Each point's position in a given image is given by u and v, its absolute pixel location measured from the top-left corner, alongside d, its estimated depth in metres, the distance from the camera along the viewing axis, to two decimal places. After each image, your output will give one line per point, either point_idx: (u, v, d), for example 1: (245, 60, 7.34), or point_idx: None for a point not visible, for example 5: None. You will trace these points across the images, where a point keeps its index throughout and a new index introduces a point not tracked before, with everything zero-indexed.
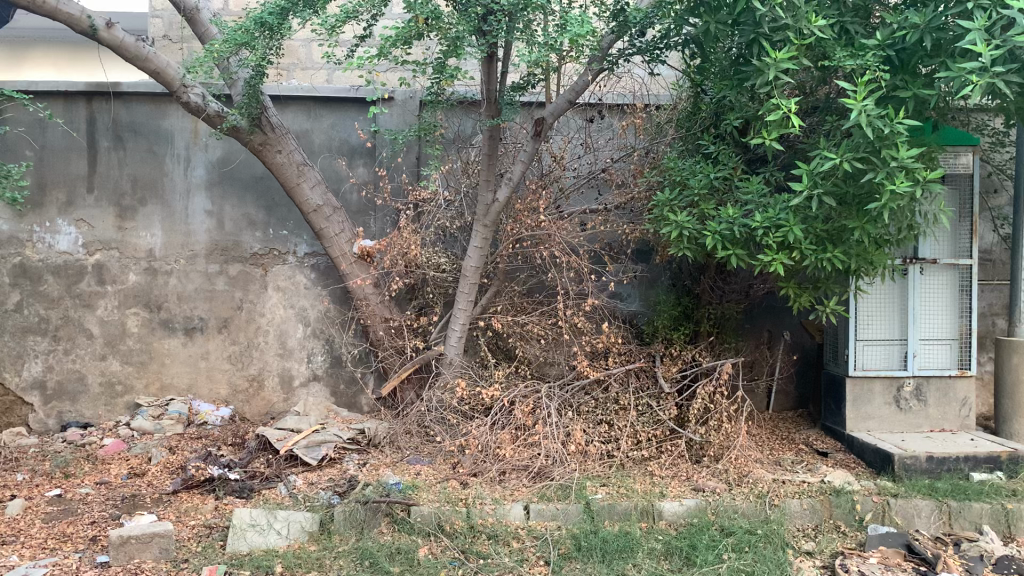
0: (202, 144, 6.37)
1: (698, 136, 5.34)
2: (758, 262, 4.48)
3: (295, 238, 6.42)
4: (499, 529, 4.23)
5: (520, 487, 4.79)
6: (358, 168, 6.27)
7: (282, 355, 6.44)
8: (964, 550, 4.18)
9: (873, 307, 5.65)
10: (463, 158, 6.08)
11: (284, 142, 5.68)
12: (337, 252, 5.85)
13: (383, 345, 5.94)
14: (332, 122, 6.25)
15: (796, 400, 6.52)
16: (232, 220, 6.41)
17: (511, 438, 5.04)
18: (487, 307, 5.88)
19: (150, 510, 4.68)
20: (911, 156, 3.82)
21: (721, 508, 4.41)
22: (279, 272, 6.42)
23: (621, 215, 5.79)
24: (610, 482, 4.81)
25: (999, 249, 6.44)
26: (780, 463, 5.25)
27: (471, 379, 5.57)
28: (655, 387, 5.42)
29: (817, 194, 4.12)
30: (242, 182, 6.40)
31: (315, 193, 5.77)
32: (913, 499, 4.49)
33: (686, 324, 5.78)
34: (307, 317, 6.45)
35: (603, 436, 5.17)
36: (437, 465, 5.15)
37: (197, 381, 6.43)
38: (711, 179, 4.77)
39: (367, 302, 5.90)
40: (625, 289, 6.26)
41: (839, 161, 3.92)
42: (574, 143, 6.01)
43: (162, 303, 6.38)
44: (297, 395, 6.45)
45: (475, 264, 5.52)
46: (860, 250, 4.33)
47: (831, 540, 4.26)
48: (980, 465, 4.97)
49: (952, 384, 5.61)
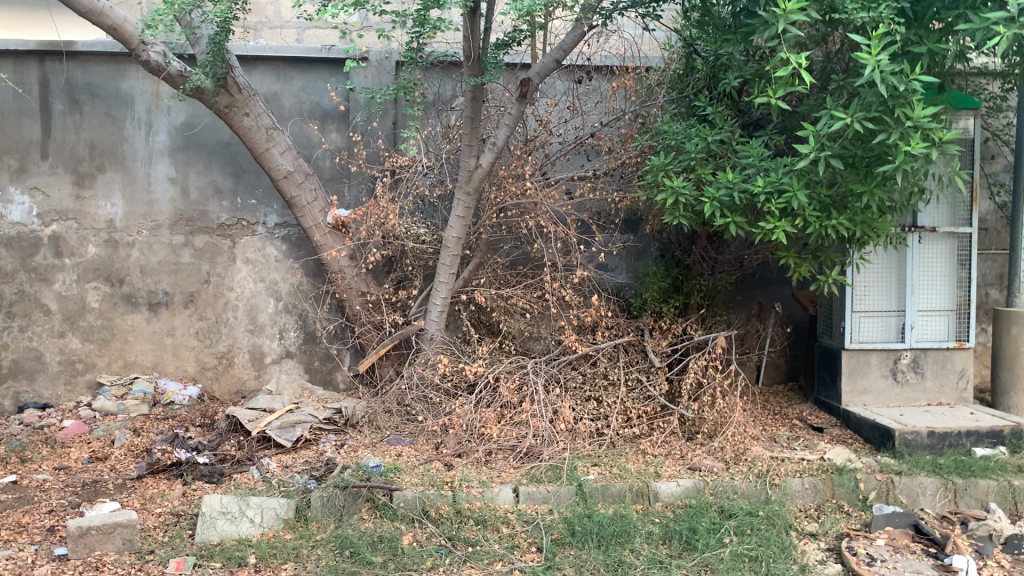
0: (164, 107, 5.99)
1: (692, 98, 5.07)
2: (759, 230, 4.24)
3: (265, 208, 6.08)
4: (487, 514, 3.98)
5: (507, 468, 4.54)
6: (330, 133, 5.93)
7: (252, 331, 6.12)
8: (972, 530, 4.01)
9: (871, 277, 5.45)
10: (444, 122, 5.76)
11: (252, 105, 5.32)
12: (309, 222, 5.52)
13: (360, 320, 5.66)
14: (302, 84, 5.89)
15: (786, 373, 6.36)
16: (197, 189, 6.05)
17: (497, 417, 4.78)
18: (469, 280, 5.62)
19: (113, 497, 4.38)
20: (926, 115, 3.60)
21: (720, 488, 4.20)
22: (248, 244, 6.08)
23: (609, 182, 5.54)
24: (602, 462, 4.58)
25: (995, 218, 6.28)
26: (776, 439, 5.05)
27: (453, 355, 5.33)
28: (644, 362, 5.19)
29: (824, 157, 3.88)
30: (207, 148, 6.03)
31: (286, 158, 5.42)
32: (918, 477, 4.31)
33: (676, 297, 5.51)
34: (278, 291, 6.12)
35: (592, 414, 4.94)
36: (419, 446, 4.89)
37: (163, 359, 6.10)
38: (707, 143, 4.51)
39: (342, 275, 5.59)
40: (612, 261, 6.00)
41: (849, 121, 3.68)
42: (560, 106, 5.72)
43: (124, 277, 6.03)
44: (268, 373, 6.15)
45: (457, 234, 5.23)
46: (865, 217, 4.12)
47: (836, 521, 4.07)
48: (982, 440, 4.80)
49: (950, 356, 5.45)
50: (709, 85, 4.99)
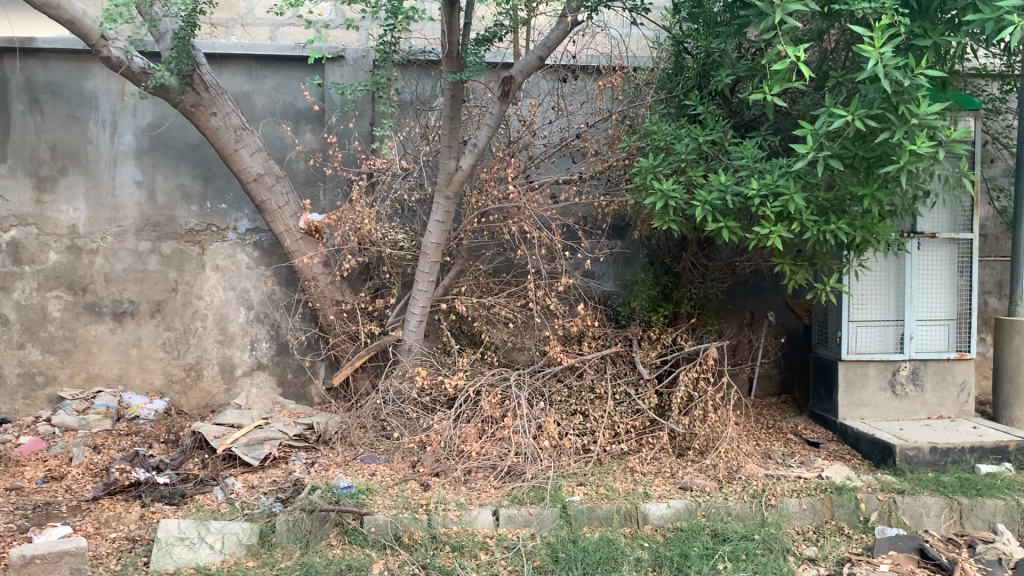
0: (130, 107, 5.71)
1: (681, 98, 4.86)
2: (753, 236, 4.00)
3: (235, 213, 5.81)
4: (465, 540, 3.71)
5: (487, 487, 4.27)
6: (304, 135, 5.68)
7: (222, 342, 5.84)
8: (980, 553, 3.75)
9: (869, 285, 5.22)
10: (422, 123, 5.52)
11: (220, 104, 5.05)
12: (280, 227, 5.25)
13: (335, 330, 5.39)
14: (275, 83, 5.63)
15: (779, 385, 6.14)
16: (165, 192, 5.77)
17: (477, 432, 4.52)
18: (449, 288, 5.37)
19: (65, 521, 4.08)
20: (932, 112, 3.39)
21: (712, 510, 3.95)
22: (218, 251, 5.81)
23: (596, 185, 5.29)
24: (588, 482, 4.32)
25: (993, 224, 6.09)
26: (771, 456, 4.80)
27: (432, 367, 5.07)
28: (632, 374, 4.94)
29: (823, 157, 3.65)
30: (175, 150, 5.76)
31: (256, 160, 5.15)
32: (922, 496, 4.07)
33: (665, 306, 5.29)
34: (249, 300, 5.84)
35: (578, 429, 4.68)
36: (395, 464, 4.63)
37: (128, 372, 5.81)
38: (699, 144, 4.28)
39: (316, 282, 5.32)
40: (599, 267, 5.76)
41: (851, 119, 3.45)
42: (545, 107, 5.48)
43: (87, 285, 5.75)
44: (239, 386, 5.86)
45: (436, 240, 4.98)
46: (865, 221, 3.89)
47: (836, 545, 3.82)
48: (986, 456, 4.57)
49: (951, 367, 5.23)
50: (699, 84, 4.79)
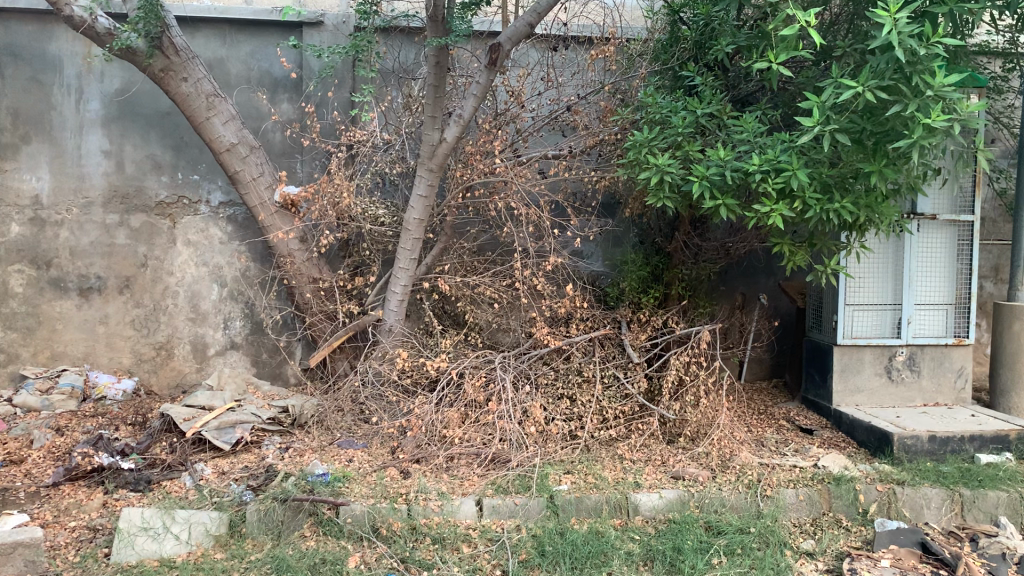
0: (96, 72, 5.41)
1: (677, 70, 4.64)
2: (753, 214, 3.80)
3: (208, 184, 5.54)
4: (446, 532, 3.50)
5: (470, 475, 4.07)
6: (281, 104, 5.42)
7: (194, 320, 5.60)
8: (983, 548, 3.59)
9: (867, 268, 5.06)
10: (405, 92, 5.28)
11: (191, 69, 4.77)
12: (254, 200, 5.00)
13: (312, 309, 5.17)
14: (250, 49, 5.36)
15: (770, 369, 6.01)
16: (133, 162, 5.49)
17: (460, 417, 4.33)
18: (432, 266, 5.15)
19: (22, 509, 3.82)
20: (947, 84, 3.21)
21: (705, 501, 3.78)
22: (189, 224, 5.55)
23: (586, 161, 5.08)
24: (576, 470, 4.13)
25: (992, 206, 5.94)
26: (764, 443, 4.64)
27: (413, 349, 4.87)
28: (622, 358, 4.75)
29: (829, 131, 3.46)
30: (145, 118, 5.47)
31: (229, 129, 4.89)
32: (922, 487, 3.91)
33: (655, 287, 5.13)
34: (222, 276, 5.59)
35: (564, 414, 4.50)
36: (373, 450, 4.43)
37: (95, 350, 5.56)
38: (696, 117, 4.07)
39: (291, 259, 5.07)
40: (588, 247, 5.55)
41: (861, 90, 3.27)
42: (534, 77, 5.24)
43: (51, 259, 5.48)
44: (212, 366, 5.63)
45: (418, 216, 4.75)
46: (870, 200, 3.69)
47: (835, 538, 3.65)
48: (986, 445, 4.42)
49: (948, 353, 5.07)
50: (696, 54, 4.57)
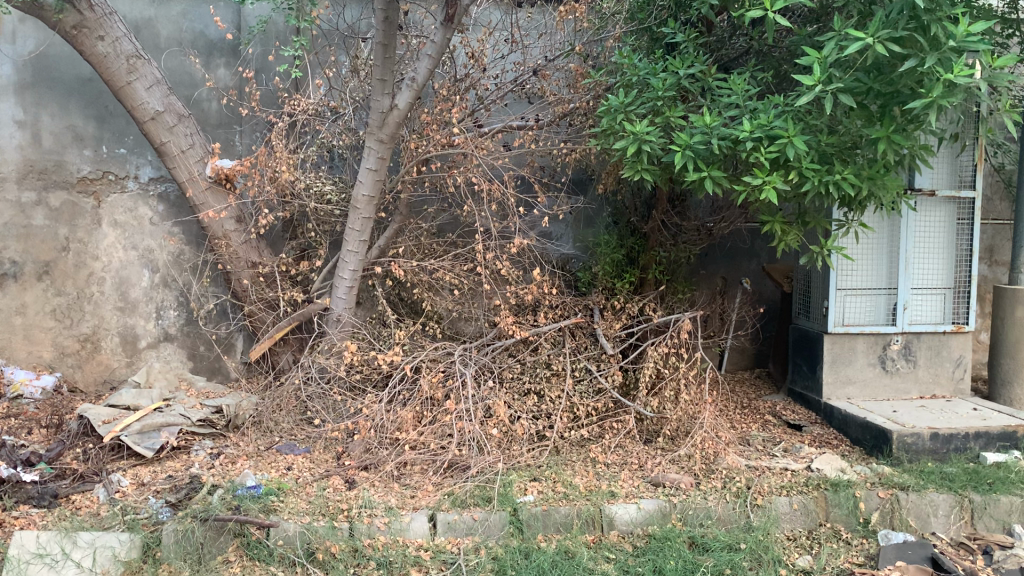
0: (7, 33, 4.81)
1: (654, 30, 4.20)
2: (745, 188, 3.34)
3: (136, 158, 5.00)
4: (392, 554, 3.05)
5: (423, 483, 3.62)
6: (216, 69, 4.86)
7: (123, 309, 5.06)
8: (999, 562, 3.18)
9: (860, 251, 4.64)
10: (352, 54, 4.79)
11: (108, 27, 4.20)
12: (183, 175, 4.47)
13: (251, 297, 4.67)
14: (182, 9, 4.81)
15: (753, 358, 5.65)
16: (52, 134, 4.90)
17: (415, 417, 3.86)
18: (385, 249, 4.66)
19: None
20: (970, 35, 2.85)
21: (689, 512, 3.36)
22: (117, 204, 5.00)
23: (554, 132, 4.62)
24: (543, 477, 3.67)
25: (988, 183, 5.57)
26: (750, 443, 4.22)
27: (363, 341, 4.39)
28: (594, 348, 4.29)
29: (832, 91, 3.02)
30: (64, 84, 4.89)
31: (153, 95, 4.34)
32: (928, 493, 3.50)
33: (630, 272, 4.65)
34: (154, 261, 5.07)
35: (532, 412, 4.03)
36: (316, 455, 3.95)
37: (11, 344, 4.97)
38: (679, 79, 3.62)
39: (227, 241, 4.56)
40: (556, 227, 5.11)
41: (872, 41, 2.86)
42: (498, 37, 4.77)
43: None
44: (143, 361, 5.09)
45: (368, 192, 4.26)
46: (874, 172, 3.23)
47: (834, 553, 3.24)
48: (993, 443, 4.02)
49: (946, 342, 4.67)
50: (675, 13, 4.14)
